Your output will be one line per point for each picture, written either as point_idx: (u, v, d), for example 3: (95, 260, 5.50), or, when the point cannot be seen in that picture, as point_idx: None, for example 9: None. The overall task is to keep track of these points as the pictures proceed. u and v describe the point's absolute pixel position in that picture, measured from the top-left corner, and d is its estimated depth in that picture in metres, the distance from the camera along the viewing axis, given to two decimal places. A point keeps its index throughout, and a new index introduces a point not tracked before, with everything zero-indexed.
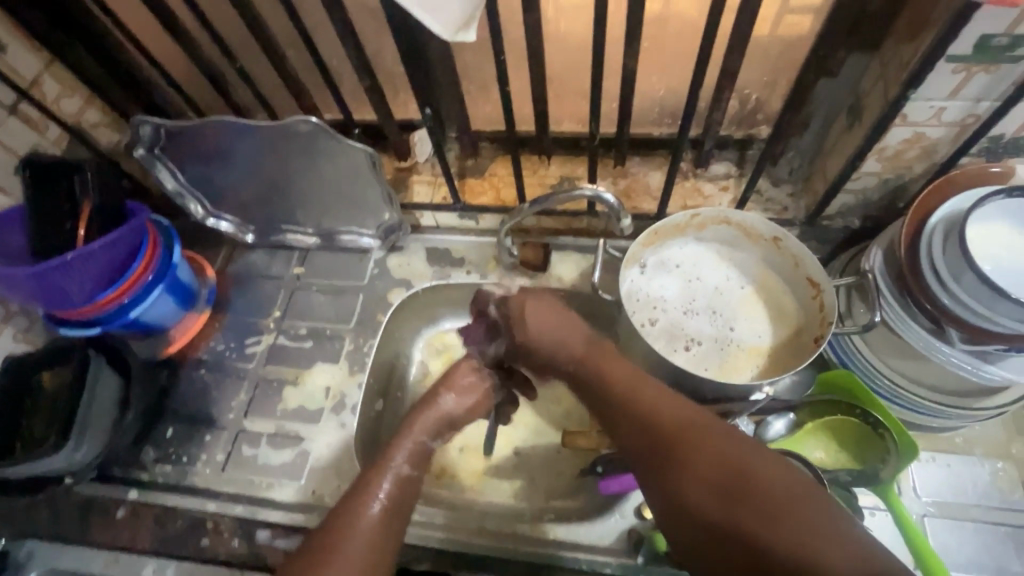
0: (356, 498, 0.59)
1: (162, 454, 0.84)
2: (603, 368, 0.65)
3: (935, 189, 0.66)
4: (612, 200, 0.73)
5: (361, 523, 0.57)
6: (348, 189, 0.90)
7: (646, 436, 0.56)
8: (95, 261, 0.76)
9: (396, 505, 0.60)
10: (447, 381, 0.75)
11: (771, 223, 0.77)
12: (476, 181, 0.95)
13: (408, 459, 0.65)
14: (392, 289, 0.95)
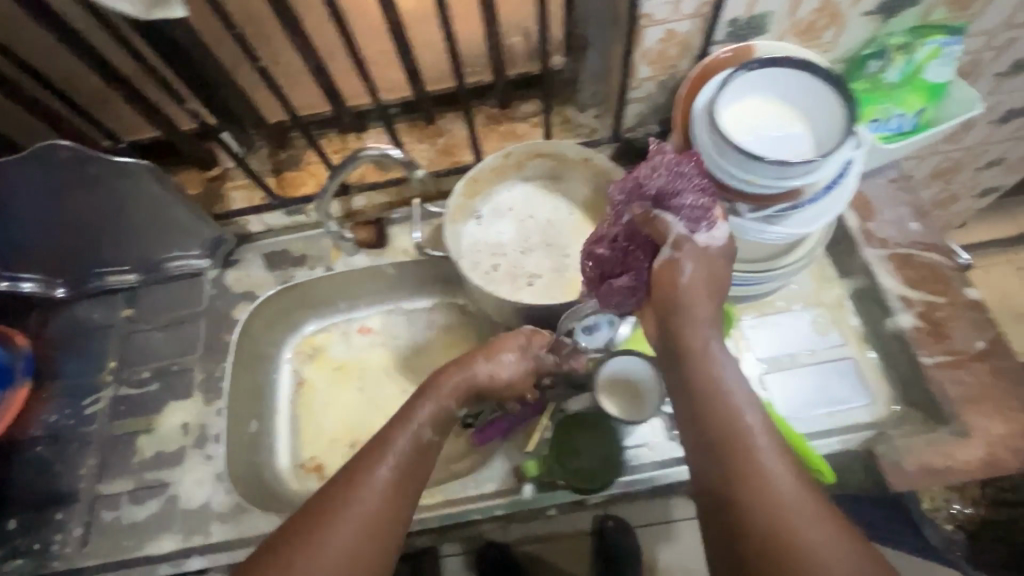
0: (365, 459, 0.56)
1: (11, 549, 0.75)
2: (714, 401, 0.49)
3: (690, 87, 0.70)
4: (403, 155, 0.73)
5: (361, 489, 0.53)
6: (145, 212, 0.82)
7: (729, 461, 0.46)
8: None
9: (407, 472, 0.56)
10: (483, 348, 0.68)
11: (578, 146, 0.81)
12: (295, 173, 0.90)
13: (428, 423, 0.61)
14: (235, 305, 0.89)
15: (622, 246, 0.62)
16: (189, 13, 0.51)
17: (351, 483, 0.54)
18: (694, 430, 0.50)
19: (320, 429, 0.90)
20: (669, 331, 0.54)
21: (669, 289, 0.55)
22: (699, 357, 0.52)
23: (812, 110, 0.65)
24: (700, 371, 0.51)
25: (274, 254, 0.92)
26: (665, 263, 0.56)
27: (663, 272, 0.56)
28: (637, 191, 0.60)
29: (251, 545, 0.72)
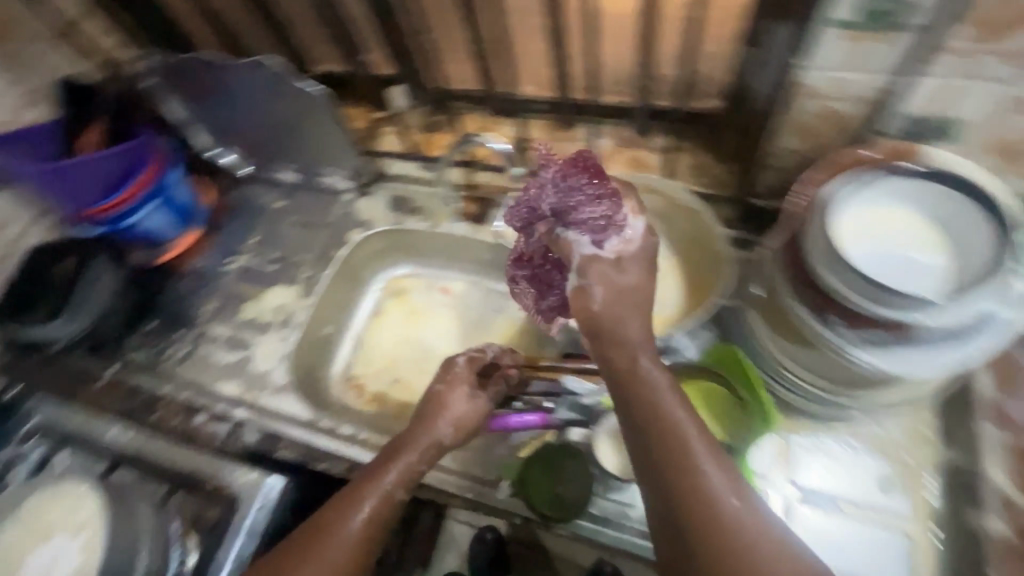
0: (337, 511, 0.63)
1: (143, 341, 0.99)
2: (660, 413, 0.53)
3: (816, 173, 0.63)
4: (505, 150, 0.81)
5: (334, 540, 0.61)
6: (315, 131, 1.00)
7: (675, 479, 0.50)
8: (87, 172, 0.91)
9: (376, 523, 0.63)
10: (437, 410, 0.72)
11: (691, 194, 0.79)
12: (441, 134, 1.02)
13: (394, 478, 0.66)
14: (353, 228, 1.04)
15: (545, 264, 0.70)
16: None
17: (327, 528, 0.62)
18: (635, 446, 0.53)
19: (375, 356, 1.01)
20: (604, 357, 0.57)
21: (587, 318, 0.59)
22: (638, 375, 0.55)
23: (967, 245, 0.57)
24: (641, 389, 0.54)
25: (399, 198, 1.04)
26: (577, 290, 0.60)
27: (574, 301, 0.60)
28: (544, 215, 0.65)
29: (283, 419, 0.86)
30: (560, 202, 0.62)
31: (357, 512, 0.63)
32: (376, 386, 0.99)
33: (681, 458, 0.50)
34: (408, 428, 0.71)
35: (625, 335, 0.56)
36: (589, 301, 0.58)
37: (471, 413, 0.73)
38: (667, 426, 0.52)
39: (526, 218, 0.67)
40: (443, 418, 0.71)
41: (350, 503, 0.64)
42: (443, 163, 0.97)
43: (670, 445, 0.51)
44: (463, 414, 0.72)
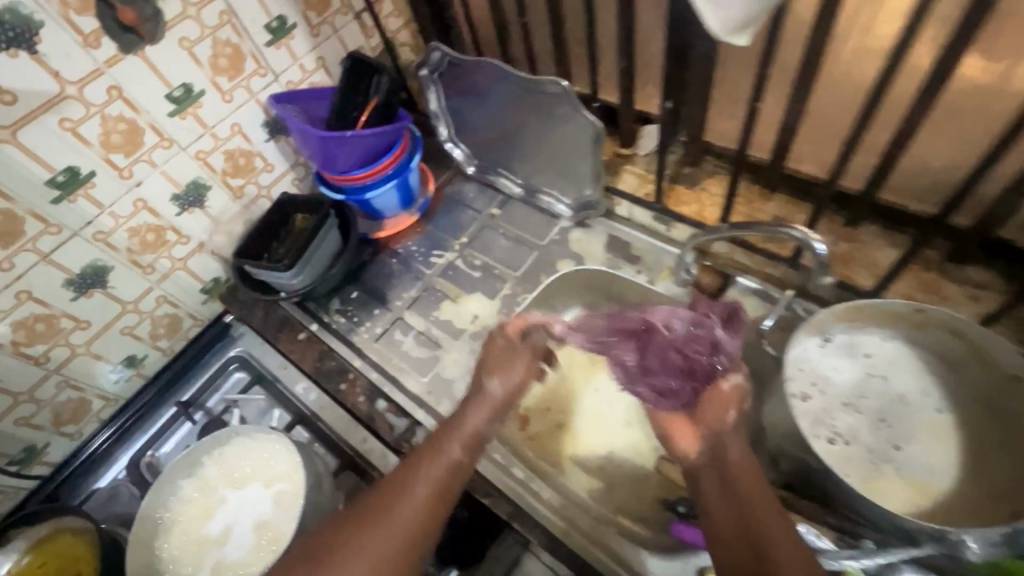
0: (409, 472, 0.67)
1: (343, 308, 1.03)
2: (735, 484, 0.64)
3: None
4: (823, 254, 0.65)
5: (407, 499, 0.65)
6: (566, 156, 0.97)
7: (751, 543, 0.58)
8: (361, 142, 0.96)
9: (445, 488, 0.67)
10: (487, 367, 0.80)
11: (1017, 357, 0.63)
12: (685, 190, 0.95)
13: (460, 444, 0.71)
14: (563, 258, 1.00)
15: (665, 355, 0.73)
16: (748, 44, 0.54)
17: (399, 489, 0.65)
18: (725, 504, 0.63)
19: (546, 392, 0.98)
20: (717, 446, 0.68)
21: (718, 428, 0.68)
22: (738, 469, 0.64)
23: None
24: (741, 479, 0.64)
25: (618, 241, 0.98)
26: (735, 387, 0.69)
27: (730, 392, 0.69)
28: (707, 347, 0.72)
29: None
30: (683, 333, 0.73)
31: (427, 471, 0.68)
32: (541, 423, 0.96)
33: (772, 537, 0.58)
34: (465, 407, 0.76)
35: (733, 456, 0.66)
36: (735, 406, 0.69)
37: (506, 359, 0.81)
38: (742, 494, 0.62)
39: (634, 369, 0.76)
40: (497, 380, 0.79)
41: (420, 467, 0.68)
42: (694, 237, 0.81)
43: (750, 512, 0.61)
44: (518, 375, 0.80)
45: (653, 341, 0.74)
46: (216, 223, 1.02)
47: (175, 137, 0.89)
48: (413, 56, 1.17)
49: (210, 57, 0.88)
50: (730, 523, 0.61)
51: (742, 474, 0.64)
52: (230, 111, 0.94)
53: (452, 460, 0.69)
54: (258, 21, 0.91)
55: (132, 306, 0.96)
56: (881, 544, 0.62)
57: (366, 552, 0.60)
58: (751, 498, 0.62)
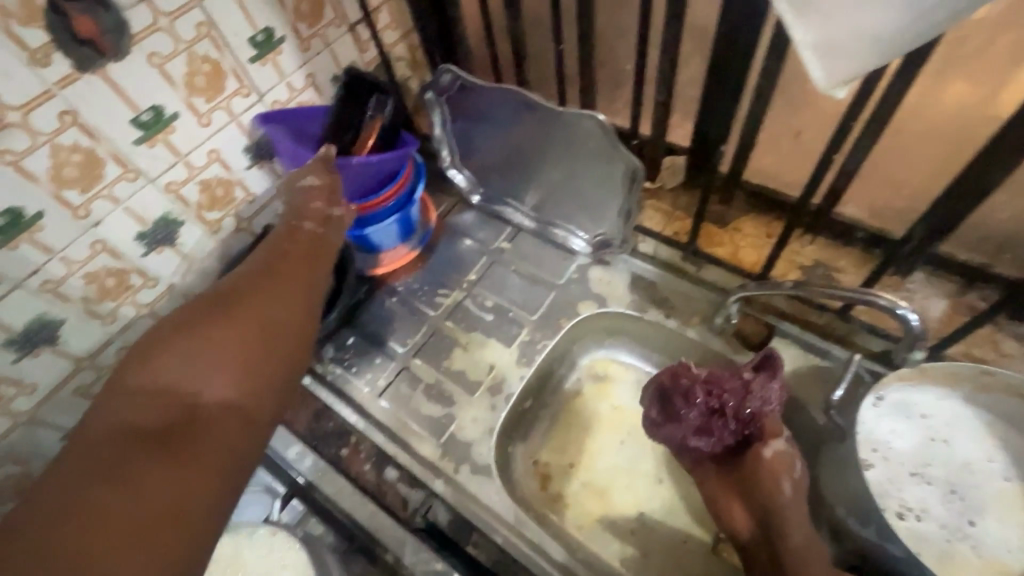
0: (267, 252, 0.70)
1: (339, 356, 0.92)
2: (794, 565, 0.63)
3: None
4: (915, 324, 0.59)
5: (270, 266, 0.68)
6: (591, 191, 0.89)
7: None
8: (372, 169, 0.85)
9: (312, 255, 0.72)
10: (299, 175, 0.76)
11: None
12: (717, 229, 0.90)
13: (313, 224, 0.75)
14: (584, 300, 0.92)
15: (711, 410, 0.70)
16: (846, 97, 0.47)
17: (263, 271, 0.67)
18: None
19: (569, 447, 0.90)
20: (771, 520, 0.66)
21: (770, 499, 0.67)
22: (801, 556, 0.63)
23: None
24: (804, 569, 0.62)
25: (644, 281, 0.91)
26: (779, 454, 0.68)
27: (774, 461, 0.67)
28: (743, 392, 0.69)
29: (483, 509, 0.76)
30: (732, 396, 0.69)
31: (279, 242, 0.72)
32: (563, 482, 0.88)
33: None
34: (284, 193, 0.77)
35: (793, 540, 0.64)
36: (786, 479, 0.66)
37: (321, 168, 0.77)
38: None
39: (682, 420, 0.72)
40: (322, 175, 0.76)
41: (276, 244, 0.71)
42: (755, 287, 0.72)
43: None
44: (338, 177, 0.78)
45: (700, 396, 0.70)
46: (190, 261, 0.89)
47: (142, 168, 0.76)
48: (409, 71, 1.06)
49: (186, 76, 0.75)
50: None
51: (801, 554, 0.63)
52: (207, 136, 0.81)
53: (312, 236, 0.74)
54: (242, 33, 0.79)
55: (88, 363, 0.82)
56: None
57: (271, 310, 0.62)
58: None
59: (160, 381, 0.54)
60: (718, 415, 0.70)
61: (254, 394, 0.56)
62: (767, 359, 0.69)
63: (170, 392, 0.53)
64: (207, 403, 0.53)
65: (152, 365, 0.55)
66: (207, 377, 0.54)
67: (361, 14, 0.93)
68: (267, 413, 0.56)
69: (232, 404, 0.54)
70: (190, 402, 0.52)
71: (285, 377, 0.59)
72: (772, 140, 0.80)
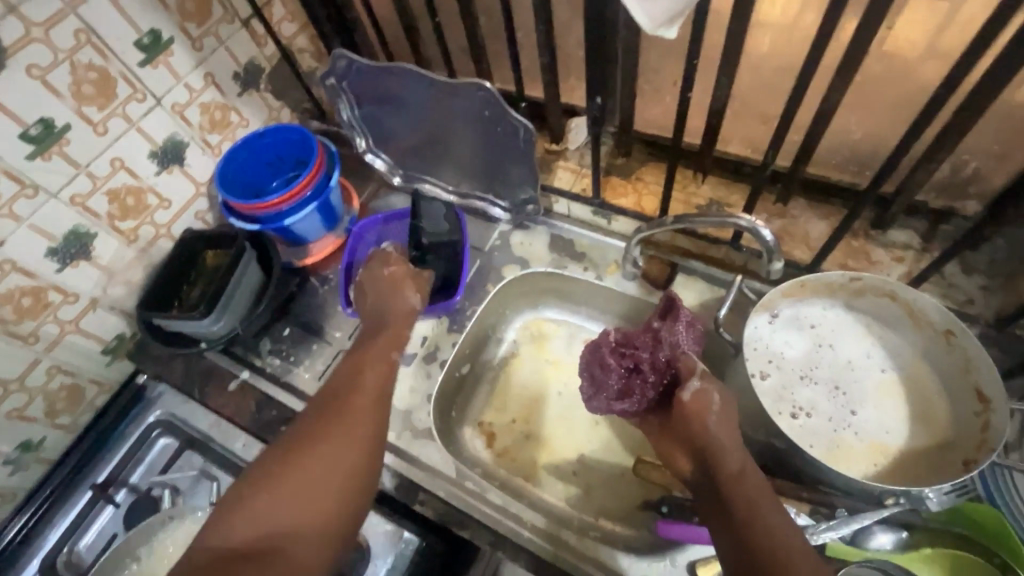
0: (355, 366, 0.72)
1: (276, 348, 0.94)
2: (730, 486, 0.58)
3: None
4: (769, 239, 0.68)
5: (355, 387, 0.69)
6: (498, 160, 0.92)
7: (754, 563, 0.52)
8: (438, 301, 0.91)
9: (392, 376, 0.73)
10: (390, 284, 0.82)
11: (949, 314, 0.67)
12: (620, 181, 0.95)
13: (393, 346, 0.76)
14: (508, 264, 0.96)
15: (628, 369, 0.74)
16: (675, 36, 0.51)
17: (344, 394, 0.68)
18: (721, 513, 0.58)
19: (509, 404, 0.94)
20: (702, 447, 0.62)
21: (697, 435, 0.62)
22: (734, 478, 0.58)
23: None
24: (741, 495, 0.57)
25: (562, 239, 0.95)
26: (697, 393, 0.63)
27: (694, 402, 0.63)
28: (654, 342, 0.73)
29: (426, 470, 0.80)
30: (641, 351, 0.73)
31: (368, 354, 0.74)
32: (507, 438, 0.91)
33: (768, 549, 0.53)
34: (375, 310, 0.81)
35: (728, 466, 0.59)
36: (707, 412, 0.62)
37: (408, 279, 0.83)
38: (739, 495, 0.57)
39: (603, 385, 0.76)
40: (409, 291, 0.82)
41: (365, 359, 0.73)
42: (646, 227, 0.78)
43: (746, 517, 0.55)
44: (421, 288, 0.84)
45: (613, 359, 0.75)
46: (110, 273, 0.88)
47: (41, 184, 0.76)
48: (315, 62, 1.07)
49: (72, 86, 0.75)
50: (727, 535, 0.56)
51: (741, 478, 0.58)
52: (106, 145, 0.81)
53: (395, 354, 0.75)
54: (126, 38, 0.79)
55: (16, 385, 0.82)
56: (854, 511, 0.63)
57: (259, 510, 0.57)
58: (758, 515, 0.55)
59: (246, 532, 0.55)
60: (636, 372, 0.74)
61: (313, 543, 0.57)
62: (668, 304, 0.75)
63: (254, 528, 0.56)
64: (279, 545, 0.55)
65: (241, 510, 0.57)
66: (278, 516, 0.57)
67: (252, 9, 0.93)
68: (324, 561, 0.57)
69: (299, 546, 0.56)
70: (269, 544, 0.55)
71: (345, 521, 0.59)
72: (657, 91, 0.85)
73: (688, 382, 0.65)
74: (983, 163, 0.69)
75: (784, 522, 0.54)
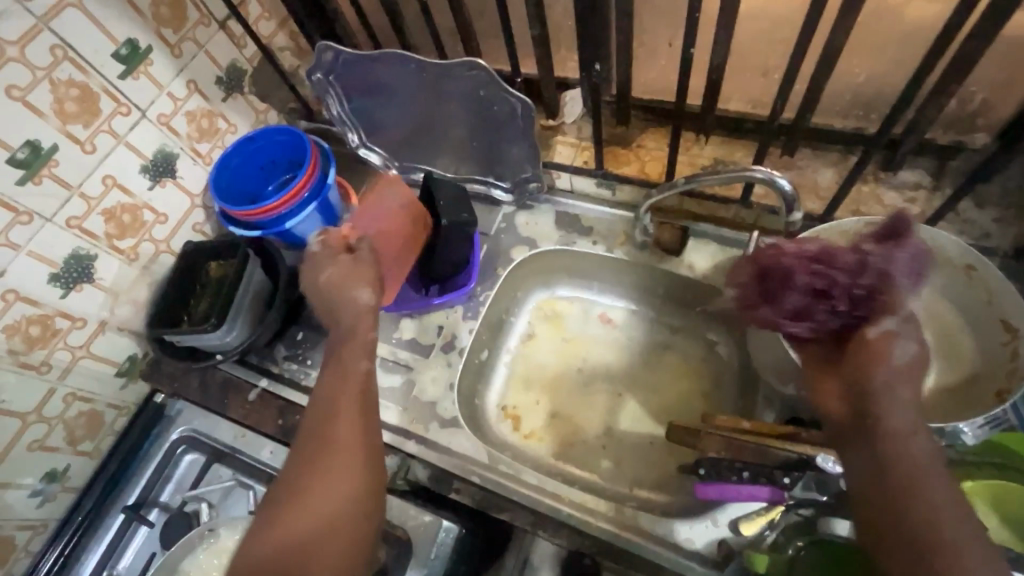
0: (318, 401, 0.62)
1: (292, 352, 0.93)
2: (889, 451, 0.51)
3: None
4: (787, 190, 0.67)
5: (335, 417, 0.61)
6: (495, 140, 0.90)
7: (924, 543, 0.48)
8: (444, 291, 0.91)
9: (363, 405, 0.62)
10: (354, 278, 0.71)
11: (967, 248, 0.67)
12: (622, 150, 0.93)
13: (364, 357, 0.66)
14: (516, 245, 0.95)
15: (814, 289, 0.59)
16: None
17: (328, 424, 0.61)
18: (870, 476, 0.52)
19: (532, 385, 0.94)
20: (867, 403, 0.53)
21: (867, 375, 0.54)
22: (902, 445, 0.51)
23: None
24: (906, 469, 0.50)
25: (570, 214, 0.94)
26: (888, 335, 0.55)
27: (880, 343, 0.55)
28: (856, 266, 0.58)
29: (458, 459, 0.80)
30: (833, 272, 0.59)
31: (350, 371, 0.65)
32: (533, 419, 0.91)
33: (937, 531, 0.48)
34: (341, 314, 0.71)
35: (892, 426, 0.52)
36: (898, 357, 0.54)
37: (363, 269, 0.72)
38: (899, 461, 0.51)
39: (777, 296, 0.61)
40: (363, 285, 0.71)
41: (336, 387, 0.63)
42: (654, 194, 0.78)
43: (908, 488, 0.50)
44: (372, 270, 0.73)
45: (801, 274, 0.60)
46: (115, 295, 0.87)
47: (34, 209, 0.74)
48: (297, 60, 1.04)
49: (53, 105, 0.73)
50: (877, 505, 0.51)
51: (910, 447, 0.51)
52: (96, 163, 0.79)
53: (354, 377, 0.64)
54: (103, 50, 0.76)
55: (35, 416, 0.81)
56: None
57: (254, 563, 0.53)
58: (918, 487, 0.50)
59: None
60: (825, 296, 0.59)
61: None
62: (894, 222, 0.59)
63: None
64: None
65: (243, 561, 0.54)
66: None
67: (227, 9, 0.90)
68: None
69: None
70: None
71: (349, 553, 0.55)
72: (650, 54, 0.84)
73: (886, 320, 0.56)
74: None
75: (949, 502, 0.49)
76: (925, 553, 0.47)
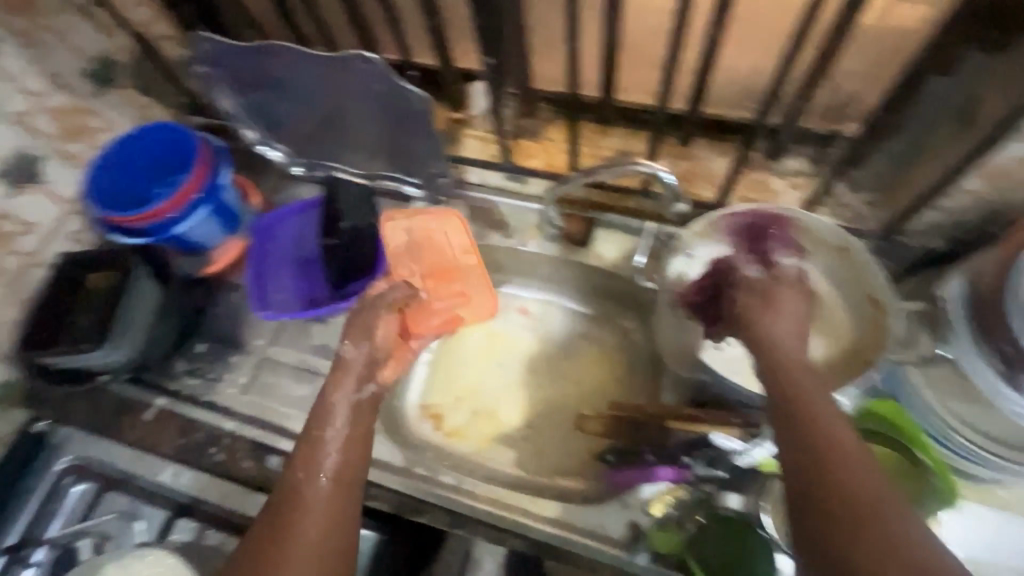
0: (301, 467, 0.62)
1: (191, 367, 0.87)
2: (802, 394, 0.55)
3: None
4: (672, 183, 0.70)
5: (310, 489, 0.60)
6: (398, 135, 0.87)
7: (828, 467, 0.49)
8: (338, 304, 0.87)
9: (342, 474, 0.62)
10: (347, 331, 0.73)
11: (841, 231, 0.73)
12: (529, 143, 0.93)
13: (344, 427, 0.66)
14: None
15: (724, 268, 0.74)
16: None
17: (301, 491, 0.60)
18: (786, 424, 0.54)
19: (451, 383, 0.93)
20: (770, 351, 0.59)
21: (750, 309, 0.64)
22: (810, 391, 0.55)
23: None
24: (811, 404, 0.54)
25: (479, 211, 0.93)
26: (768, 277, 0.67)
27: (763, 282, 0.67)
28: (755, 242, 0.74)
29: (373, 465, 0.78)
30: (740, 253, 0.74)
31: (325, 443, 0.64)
32: (453, 417, 0.90)
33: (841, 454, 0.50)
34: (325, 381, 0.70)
35: (799, 373, 0.57)
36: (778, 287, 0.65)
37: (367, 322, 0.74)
38: (807, 401, 0.54)
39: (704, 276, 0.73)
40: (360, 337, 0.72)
41: (314, 455, 0.63)
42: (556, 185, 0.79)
43: (812, 422, 0.52)
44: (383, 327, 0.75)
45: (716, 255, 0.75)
46: None
47: None
48: None
49: None
50: (791, 445, 0.52)
51: (815, 391, 0.55)
52: None
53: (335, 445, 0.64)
54: None
55: None
56: None
57: None
58: (819, 423, 0.52)
59: None
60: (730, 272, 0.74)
61: None
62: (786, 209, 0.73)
63: None
64: None
65: None
66: None
67: None
68: None
69: None
70: None
71: None
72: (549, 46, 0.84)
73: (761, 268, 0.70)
74: (854, 84, 0.73)
75: (854, 439, 0.51)
76: (828, 476, 0.49)
